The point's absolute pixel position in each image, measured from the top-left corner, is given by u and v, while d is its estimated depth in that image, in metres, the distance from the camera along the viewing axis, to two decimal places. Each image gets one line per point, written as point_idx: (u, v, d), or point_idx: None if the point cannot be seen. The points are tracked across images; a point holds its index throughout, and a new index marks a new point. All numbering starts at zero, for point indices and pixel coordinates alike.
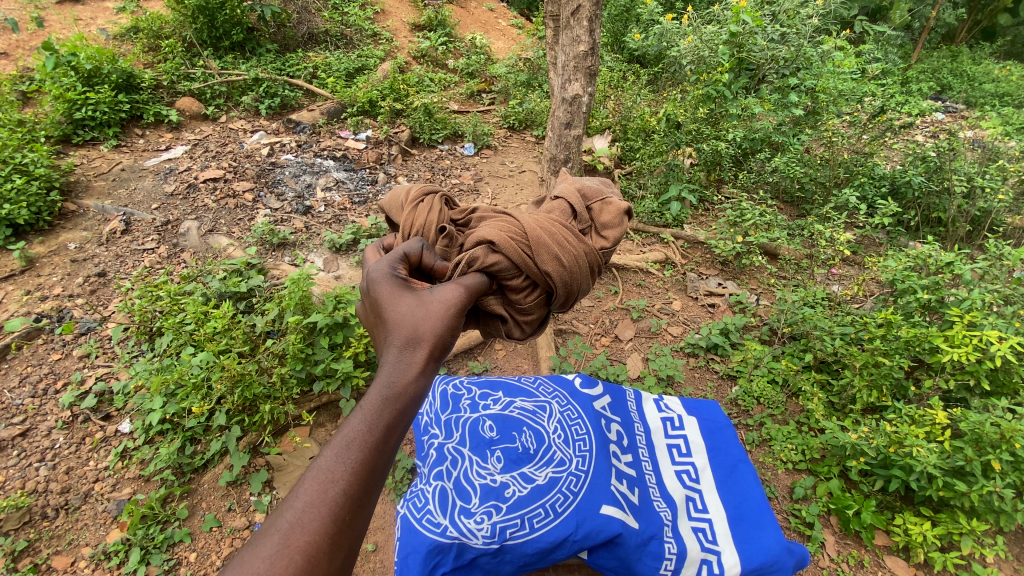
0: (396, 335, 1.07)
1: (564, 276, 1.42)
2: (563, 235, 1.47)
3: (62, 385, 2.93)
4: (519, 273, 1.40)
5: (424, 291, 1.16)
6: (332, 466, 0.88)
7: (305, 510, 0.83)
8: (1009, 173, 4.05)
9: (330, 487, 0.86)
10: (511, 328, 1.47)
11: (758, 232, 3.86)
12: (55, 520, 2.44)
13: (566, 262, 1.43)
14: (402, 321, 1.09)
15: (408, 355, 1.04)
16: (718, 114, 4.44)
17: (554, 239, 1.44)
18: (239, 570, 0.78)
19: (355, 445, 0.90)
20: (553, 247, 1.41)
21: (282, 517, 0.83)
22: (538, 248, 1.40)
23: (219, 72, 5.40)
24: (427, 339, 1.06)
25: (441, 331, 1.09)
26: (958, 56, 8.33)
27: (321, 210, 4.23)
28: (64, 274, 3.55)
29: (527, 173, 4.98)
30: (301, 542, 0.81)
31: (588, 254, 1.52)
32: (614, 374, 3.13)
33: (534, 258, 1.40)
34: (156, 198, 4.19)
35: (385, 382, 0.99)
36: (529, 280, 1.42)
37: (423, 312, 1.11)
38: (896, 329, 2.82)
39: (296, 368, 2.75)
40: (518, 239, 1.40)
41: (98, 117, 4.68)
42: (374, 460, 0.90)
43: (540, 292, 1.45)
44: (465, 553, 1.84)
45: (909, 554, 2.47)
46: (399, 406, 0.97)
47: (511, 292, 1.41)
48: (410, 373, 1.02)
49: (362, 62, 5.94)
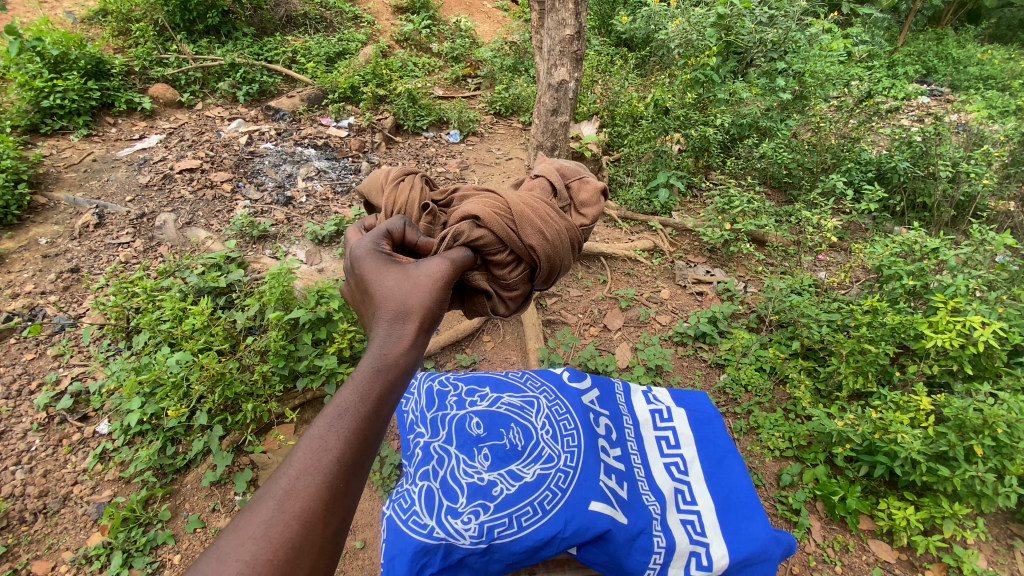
0: (387, 310, 1.03)
1: (547, 250, 1.40)
2: (546, 210, 1.44)
3: (37, 386, 2.85)
4: (503, 248, 1.36)
5: (411, 265, 1.12)
6: (326, 434, 0.83)
7: (298, 476, 0.79)
8: (994, 158, 4.00)
9: (326, 454, 0.81)
10: (496, 305, 1.42)
11: (745, 219, 3.86)
12: (33, 524, 2.38)
13: (549, 236, 1.40)
14: (394, 300, 1.04)
15: (397, 326, 1.00)
16: (707, 98, 4.50)
17: (536, 214, 1.41)
18: (232, 537, 0.73)
19: (348, 413, 0.86)
20: (536, 221, 1.38)
21: (275, 484, 0.79)
22: (522, 222, 1.37)
23: (193, 57, 5.22)
24: (416, 313, 1.02)
25: (430, 305, 1.05)
26: (943, 39, 8.30)
27: (302, 201, 4.12)
28: (36, 270, 3.43)
29: (514, 160, 4.90)
30: (296, 508, 0.76)
31: (569, 231, 1.49)
32: (603, 365, 3.11)
33: (517, 232, 1.37)
34: (130, 189, 4.06)
35: (375, 353, 0.95)
36: (513, 255, 1.38)
37: (415, 287, 1.06)
38: (882, 316, 2.85)
39: (278, 365, 2.69)
40: (502, 213, 1.36)
41: (67, 106, 4.49)
42: (371, 427, 0.87)
43: (524, 267, 1.41)
44: (452, 553, 1.81)
45: (892, 537, 2.50)
46: (391, 378, 0.93)
47: (495, 268, 1.37)
48: (401, 345, 0.97)
49: (343, 47, 5.80)
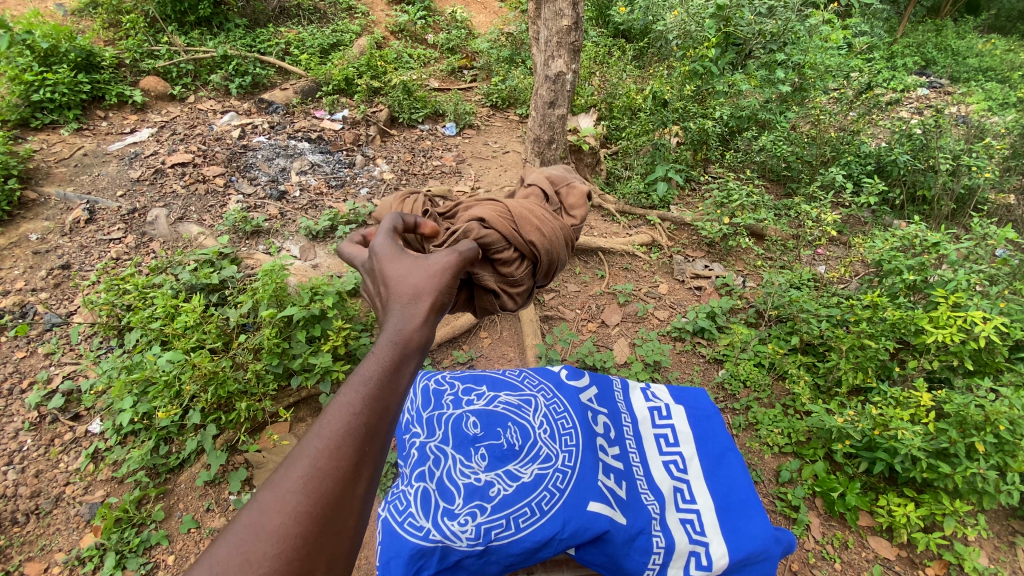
0: (403, 287, 1.01)
1: (548, 245, 1.40)
2: (543, 211, 1.46)
3: (28, 385, 2.81)
4: (507, 246, 1.36)
5: (423, 250, 1.10)
6: (351, 403, 0.82)
7: (327, 441, 0.79)
8: (994, 151, 3.97)
9: (353, 422, 0.81)
10: (504, 302, 1.40)
11: (744, 213, 3.82)
12: (25, 526, 2.34)
13: (548, 233, 1.41)
14: (409, 279, 1.02)
15: (413, 301, 0.98)
16: (705, 91, 4.45)
17: (534, 214, 1.43)
18: (271, 496, 0.74)
19: (370, 383, 0.85)
20: (535, 220, 1.40)
21: (307, 448, 0.79)
22: (522, 221, 1.38)
23: (184, 49, 5.13)
24: (432, 291, 1.02)
25: (445, 285, 1.04)
26: (942, 30, 8.23)
27: (296, 195, 4.07)
28: (26, 267, 3.37)
29: (511, 153, 4.84)
30: (327, 469, 0.77)
31: (565, 230, 1.52)
32: (601, 360, 3.08)
33: (519, 231, 1.38)
34: (121, 184, 3.99)
35: (394, 328, 0.94)
36: (517, 253, 1.39)
37: (429, 268, 1.05)
38: (882, 312, 2.83)
39: (272, 363, 2.65)
40: (503, 215, 1.38)
41: (57, 99, 4.41)
42: (392, 397, 0.87)
43: (527, 263, 1.41)
44: (449, 556, 1.78)
45: (891, 534, 2.49)
46: (409, 352, 0.93)
47: (501, 265, 1.36)
48: (416, 320, 0.96)
49: (337, 38, 5.71)
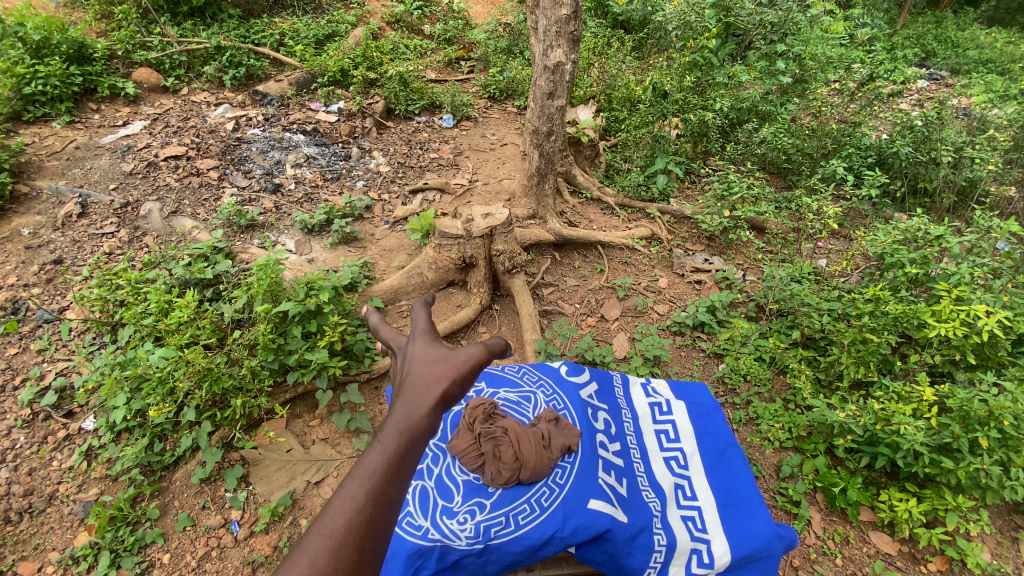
0: (414, 379, 1.03)
1: (530, 465, 1.83)
2: (536, 442, 1.89)
3: (21, 382, 2.77)
4: (508, 454, 1.86)
5: (446, 343, 1.09)
6: (353, 497, 0.85)
7: (330, 536, 0.82)
8: (998, 144, 3.94)
9: (354, 517, 0.84)
10: (493, 476, 1.85)
11: (745, 206, 3.77)
12: (18, 525, 2.31)
13: (533, 456, 1.84)
14: (421, 373, 1.03)
15: (421, 392, 1.00)
16: (705, 83, 4.44)
17: (531, 443, 1.88)
18: None
19: (375, 476, 0.89)
20: (528, 445, 1.86)
21: (310, 540, 0.82)
22: (520, 444, 1.87)
23: (177, 40, 5.05)
24: (442, 382, 1.02)
25: (456, 375, 1.03)
26: (942, 22, 8.16)
27: (292, 188, 4.01)
28: (18, 262, 3.32)
29: (509, 146, 4.78)
30: (327, 565, 0.80)
31: (549, 455, 1.88)
32: (600, 355, 3.04)
33: (517, 448, 1.87)
34: (114, 178, 3.93)
35: (400, 417, 0.96)
36: (512, 458, 1.85)
37: (443, 361, 1.05)
38: (884, 305, 2.78)
39: (267, 359, 2.61)
40: (513, 434, 1.90)
41: (48, 92, 4.33)
42: (395, 491, 0.89)
43: (516, 467, 1.83)
44: (448, 555, 1.75)
45: (893, 529, 2.48)
46: (414, 441, 0.95)
47: (500, 460, 1.86)
48: (423, 408, 0.98)
49: (333, 29, 5.63)
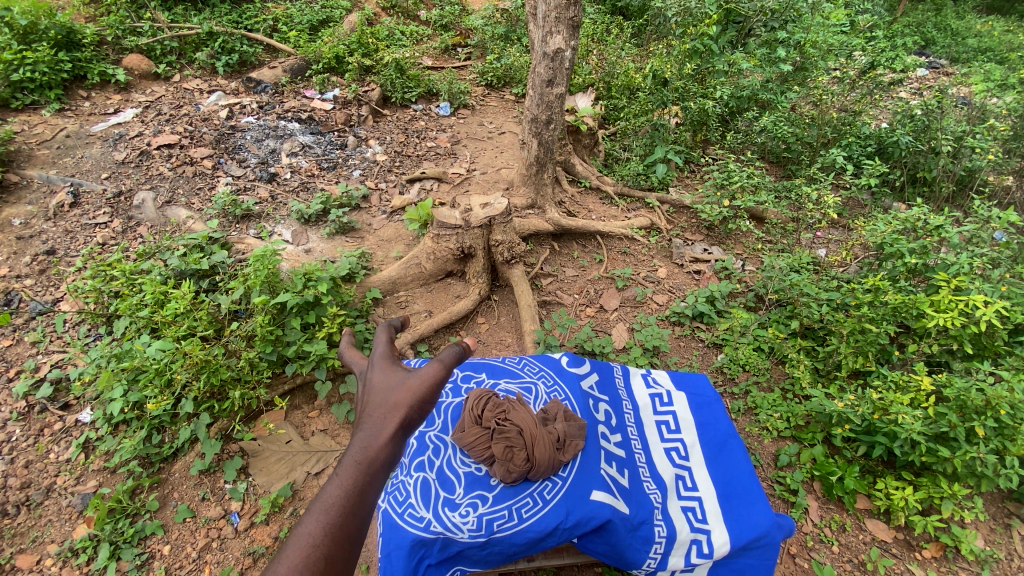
0: (372, 410, 1.07)
1: (541, 468, 1.81)
2: (547, 444, 1.84)
3: (16, 374, 2.74)
4: (519, 454, 1.82)
5: (406, 368, 1.15)
6: (312, 531, 0.89)
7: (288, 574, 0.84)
8: (997, 133, 3.93)
9: (311, 552, 0.87)
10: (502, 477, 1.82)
11: (744, 195, 3.74)
12: (16, 517, 2.30)
13: (545, 459, 1.81)
14: (380, 402, 1.08)
15: (379, 423, 1.05)
16: (705, 70, 4.35)
17: (542, 445, 1.83)
18: None
19: (333, 510, 0.92)
20: (540, 448, 1.82)
21: None
22: (532, 445, 1.82)
23: (168, 26, 4.96)
24: (399, 411, 1.06)
25: (413, 401, 1.07)
26: (942, 9, 8.08)
27: (287, 177, 3.97)
28: (10, 253, 3.27)
29: (506, 134, 4.72)
30: None
31: (558, 458, 1.86)
32: (599, 346, 3.03)
33: (528, 450, 1.82)
34: (106, 166, 3.87)
35: (359, 449, 1.01)
36: (523, 461, 1.81)
37: (400, 388, 1.09)
38: (884, 295, 2.80)
39: (265, 351, 2.59)
40: (524, 434, 1.84)
41: (37, 79, 4.24)
42: (355, 522, 0.93)
43: (526, 468, 1.81)
44: (450, 546, 1.77)
45: (889, 517, 2.50)
46: (374, 472, 0.99)
47: (510, 461, 1.81)
48: (382, 438, 1.03)
49: (327, 14, 5.54)
